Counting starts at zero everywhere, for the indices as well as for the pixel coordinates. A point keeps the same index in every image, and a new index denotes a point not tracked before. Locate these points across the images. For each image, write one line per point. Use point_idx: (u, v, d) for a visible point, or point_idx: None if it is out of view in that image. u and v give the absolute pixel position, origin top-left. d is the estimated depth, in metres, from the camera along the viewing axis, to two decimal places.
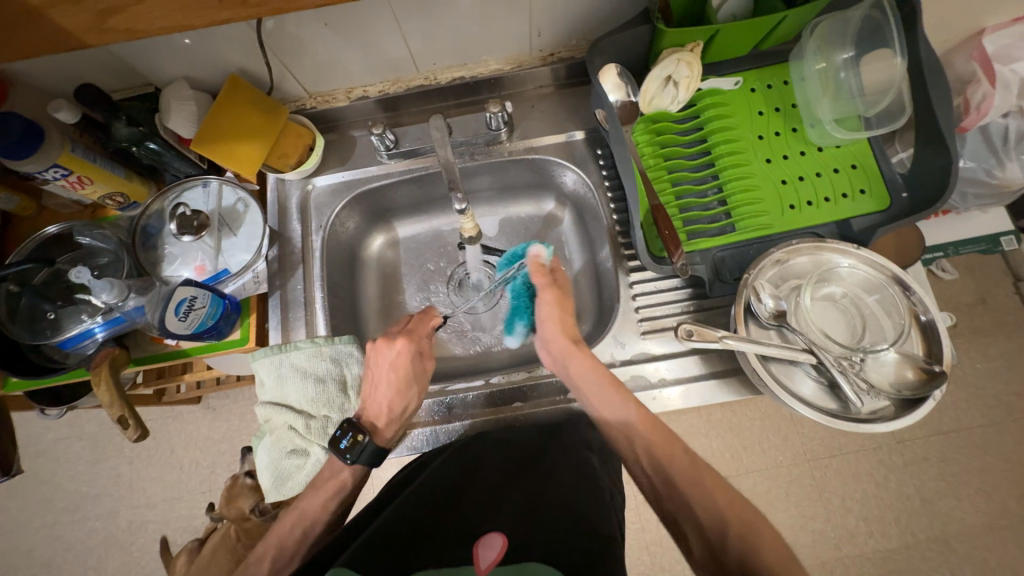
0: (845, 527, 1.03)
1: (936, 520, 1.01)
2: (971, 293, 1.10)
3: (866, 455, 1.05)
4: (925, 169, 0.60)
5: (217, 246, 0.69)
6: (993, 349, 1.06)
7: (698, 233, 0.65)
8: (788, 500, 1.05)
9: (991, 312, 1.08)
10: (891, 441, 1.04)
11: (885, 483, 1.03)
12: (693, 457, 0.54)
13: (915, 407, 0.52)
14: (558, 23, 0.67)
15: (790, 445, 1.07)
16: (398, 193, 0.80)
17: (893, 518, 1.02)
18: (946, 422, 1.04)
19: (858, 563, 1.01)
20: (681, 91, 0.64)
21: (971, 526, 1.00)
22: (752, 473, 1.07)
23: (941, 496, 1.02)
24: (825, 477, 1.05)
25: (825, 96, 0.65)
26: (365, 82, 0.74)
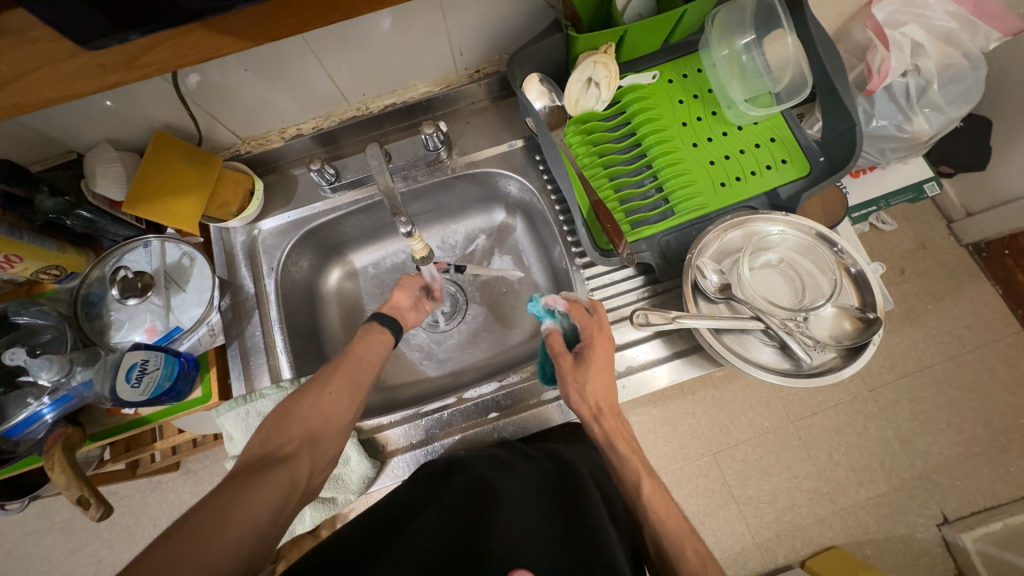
0: (836, 480, 1.07)
1: (916, 458, 1.06)
2: (912, 240, 1.17)
3: (843, 407, 1.10)
4: (835, 133, 0.65)
5: (166, 305, 0.68)
6: (939, 289, 1.13)
7: (640, 221, 0.68)
8: (779, 464, 1.09)
9: (931, 255, 1.15)
10: (864, 390, 1.10)
11: (864, 432, 1.08)
12: (704, 556, 0.51)
13: (858, 355, 0.55)
14: (478, 40, 0.69)
15: (772, 410, 1.11)
16: (348, 225, 0.80)
17: (878, 463, 1.06)
18: (909, 363, 1.10)
19: (853, 513, 1.05)
20: (603, 90, 0.66)
21: (949, 458, 1.05)
22: (741, 443, 1.11)
23: (917, 434, 1.07)
24: (810, 435, 1.09)
25: (734, 79, 0.69)
26: (298, 120, 0.74)
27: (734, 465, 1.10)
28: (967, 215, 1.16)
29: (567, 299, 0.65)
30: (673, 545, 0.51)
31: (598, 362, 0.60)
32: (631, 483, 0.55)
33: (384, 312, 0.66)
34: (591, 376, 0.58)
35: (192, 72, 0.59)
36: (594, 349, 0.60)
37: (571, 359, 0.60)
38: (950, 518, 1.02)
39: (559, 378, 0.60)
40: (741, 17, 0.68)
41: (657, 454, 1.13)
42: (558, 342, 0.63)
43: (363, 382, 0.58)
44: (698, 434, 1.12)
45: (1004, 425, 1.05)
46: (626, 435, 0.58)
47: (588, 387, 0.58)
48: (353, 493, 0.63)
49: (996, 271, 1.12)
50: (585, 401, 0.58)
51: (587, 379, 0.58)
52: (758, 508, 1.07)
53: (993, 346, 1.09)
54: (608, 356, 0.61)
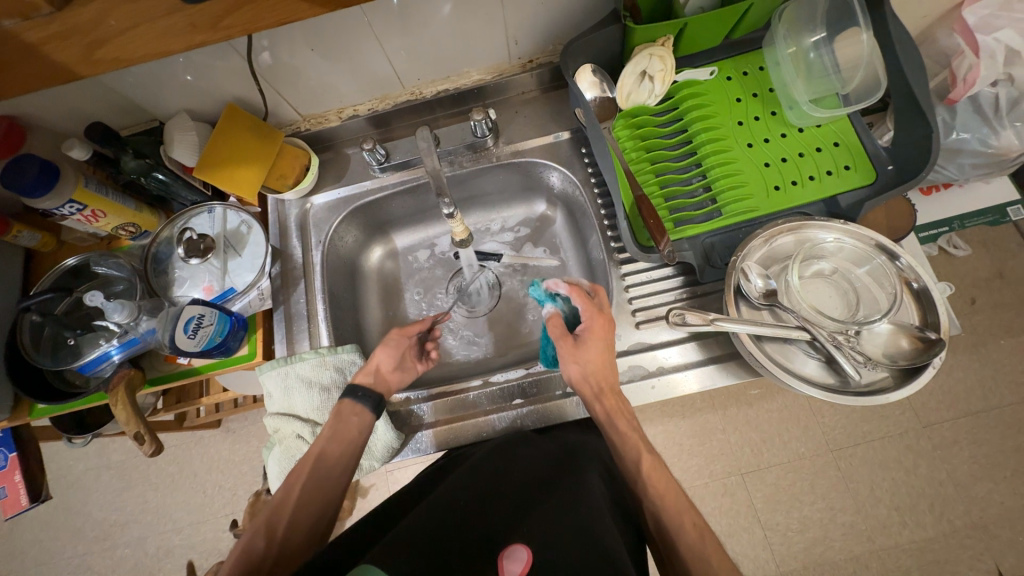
0: (876, 518, 0.99)
1: (972, 505, 0.97)
2: (988, 268, 1.07)
3: (891, 441, 1.02)
4: (908, 140, 0.61)
5: (224, 267, 0.73)
6: (1017, 324, 1.03)
7: (685, 220, 0.66)
8: (813, 493, 1.03)
9: (1010, 286, 1.05)
10: (917, 425, 1.02)
11: (913, 470, 1.00)
12: (702, 528, 0.51)
13: (914, 377, 0.51)
14: (534, 29, 0.69)
15: (811, 435, 1.05)
16: (393, 205, 0.83)
17: (927, 506, 0.98)
18: (972, 402, 1.01)
19: (893, 555, 0.97)
20: (657, 84, 0.65)
21: (1011, 509, 0.95)
22: (773, 467, 1.05)
23: (976, 480, 0.98)
24: (850, 467, 1.03)
25: (799, 78, 0.66)
26: (355, 101, 0.78)
27: (764, 488, 1.05)
28: None
29: (568, 283, 0.67)
30: (675, 529, 0.50)
31: (594, 344, 0.61)
32: (631, 458, 0.56)
33: (361, 384, 0.63)
34: (590, 357, 0.61)
35: (265, 49, 0.63)
36: (592, 330, 0.61)
37: (570, 340, 0.62)
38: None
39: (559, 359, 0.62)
40: (811, 14, 0.65)
41: (681, 467, 1.09)
42: (557, 325, 0.65)
43: (327, 480, 0.58)
44: (728, 451, 1.08)
45: None
46: (628, 414, 0.59)
47: (587, 366, 0.60)
48: (376, 461, 0.65)
49: None
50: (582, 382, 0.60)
51: (581, 360, 0.61)
52: (786, 535, 1.02)
53: None
54: (604, 338, 0.62)
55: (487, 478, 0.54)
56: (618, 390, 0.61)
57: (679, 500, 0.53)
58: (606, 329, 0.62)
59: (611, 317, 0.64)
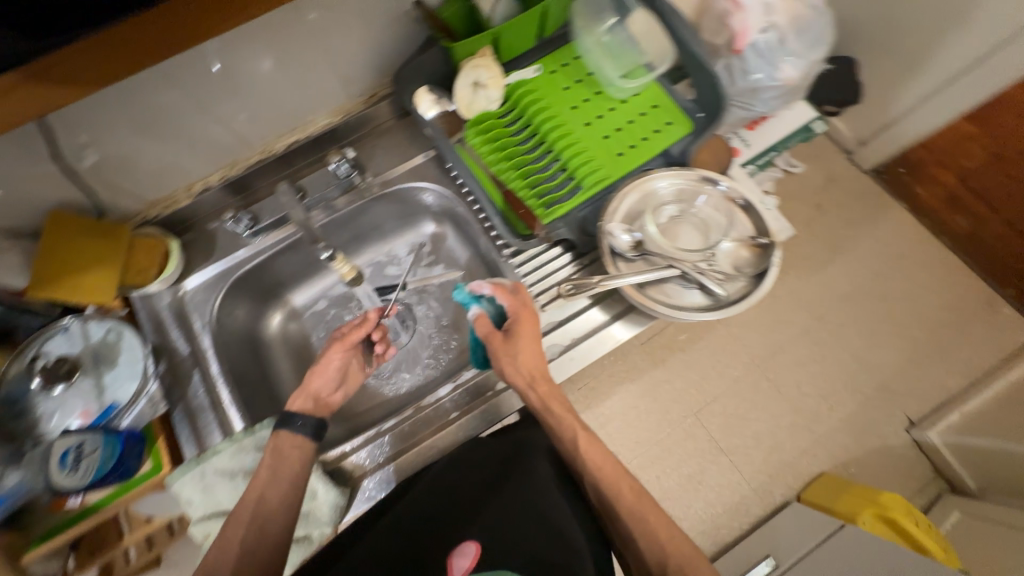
0: (809, 410, 1.13)
1: (872, 372, 1.14)
2: (819, 176, 1.29)
3: (798, 340, 1.17)
4: (704, 90, 0.72)
5: (99, 385, 0.66)
6: (855, 214, 1.25)
7: (554, 202, 0.71)
8: (756, 408, 1.14)
9: (841, 185, 1.28)
10: (813, 320, 1.18)
11: (823, 359, 1.16)
12: (639, 491, 0.57)
13: (763, 279, 0.61)
14: (362, 64, 0.71)
15: (737, 358, 1.17)
16: (278, 266, 0.80)
17: (841, 385, 1.14)
18: (845, 288, 1.20)
19: (832, 437, 1.11)
20: (491, 90, 0.71)
21: (900, 364, 1.15)
22: (718, 398, 1.15)
23: (869, 349, 1.16)
24: (777, 374, 1.16)
25: (607, 59, 0.76)
26: (203, 173, 0.74)
27: (716, 418, 1.14)
28: (861, 144, 1.27)
29: (491, 282, 0.68)
30: (614, 496, 0.56)
31: (524, 337, 0.63)
32: (569, 437, 0.60)
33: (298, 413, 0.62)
34: (522, 350, 0.63)
35: (90, 150, 0.62)
36: (521, 324, 0.64)
37: (500, 335, 0.65)
38: (915, 420, 1.11)
39: (493, 354, 0.64)
40: (600, 5, 0.75)
41: (643, 429, 1.13)
42: (484, 325, 0.66)
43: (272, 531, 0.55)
44: (677, 398, 1.15)
45: (937, 323, 1.17)
46: (560, 399, 0.62)
47: (519, 358, 0.63)
48: (327, 527, 0.62)
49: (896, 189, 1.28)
50: (518, 372, 0.63)
51: (515, 353, 0.63)
52: (748, 455, 1.11)
53: (914, 256, 1.22)
54: (533, 331, 0.64)
55: (441, 495, 0.57)
56: (550, 377, 0.64)
57: (616, 467, 0.59)
58: (533, 324, 0.65)
59: (535, 310, 0.68)
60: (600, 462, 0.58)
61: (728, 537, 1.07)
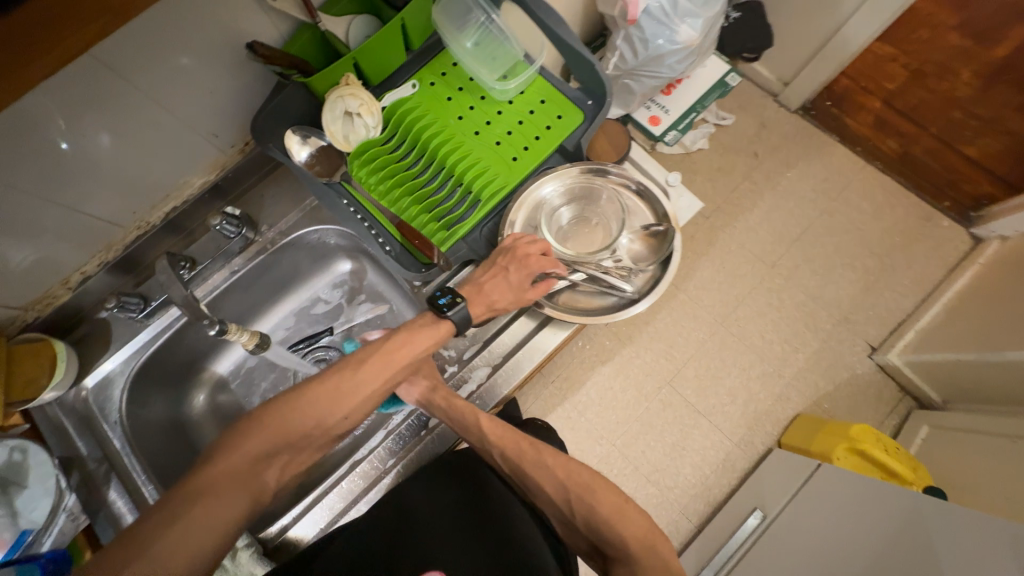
0: (776, 355, 1.15)
1: (831, 307, 1.17)
2: (754, 123, 1.30)
3: (756, 291, 1.19)
4: (588, 77, 0.69)
5: (10, 511, 0.61)
6: (794, 155, 1.27)
7: (454, 223, 0.69)
8: (726, 363, 1.15)
9: (775, 130, 1.29)
10: (766, 268, 1.20)
11: (782, 304, 1.18)
12: (537, 443, 0.58)
13: (668, 264, 0.60)
14: (220, 116, 0.66)
15: (700, 320, 1.18)
16: (191, 340, 0.76)
17: (804, 327, 1.16)
18: (792, 231, 1.22)
19: (802, 378, 1.13)
20: (367, 117, 0.66)
21: (855, 294, 1.17)
22: (689, 362, 1.15)
23: (824, 286, 1.18)
24: (741, 327, 1.17)
25: (484, 61, 0.71)
26: (78, 262, 0.68)
27: (689, 381, 1.14)
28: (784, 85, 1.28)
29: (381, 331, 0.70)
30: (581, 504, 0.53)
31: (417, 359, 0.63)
32: (471, 419, 0.59)
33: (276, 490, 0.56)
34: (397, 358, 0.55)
35: None
36: None
37: None
38: (876, 345, 1.14)
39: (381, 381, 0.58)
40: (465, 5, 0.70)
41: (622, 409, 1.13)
42: None
43: None
44: (649, 369, 1.15)
45: (884, 249, 1.19)
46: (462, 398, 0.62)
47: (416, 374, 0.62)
48: None
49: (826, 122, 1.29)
50: (405, 383, 0.58)
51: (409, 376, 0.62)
52: (725, 412, 1.12)
53: (853, 187, 1.25)
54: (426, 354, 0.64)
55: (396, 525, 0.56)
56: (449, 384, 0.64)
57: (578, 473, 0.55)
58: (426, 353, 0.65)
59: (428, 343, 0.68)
60: (558, 469, 0.55)
61: (722, 494, 1.07)
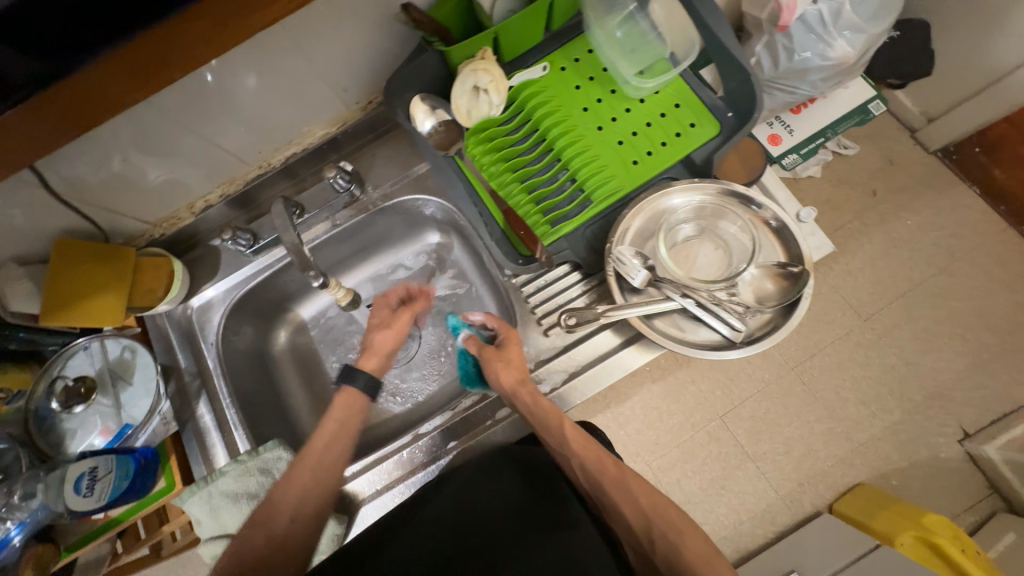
0: (850, 418, 0.94)
1: (925, 377, 0.95)
2: (879, 157, 1.07)
3: (843, 341, 0.97)
4: (736, 86, 0.63)
5: (116, 403, 0.68)
6: (925, 202, 1.04)
7: (559, 218, 0.66)
8: (788, 413, 0.95)
9: (904, 169, 1.06)
10: (858, 321, 0.98)
11: (867, 363, 0.96)
12: (620, 462, 0.55)
13: (792, 312, 0.54)
14: (355, 72, 0.67)
15: (773, 360, 0.97)
16: (284, 281, 0.79)
17: (888, 392, 0.95)
18: (900, 284, 0.99)
19: (874, 447, 0.93)
20: (493, 95, 0.64)
21: (960, 371, 0.95)
22: (746, 401, 0.96)
23: (923, 353, 0.96)
24: (813, 378, 0.96)
25: (623, 54, 0.67)
26: (203, 190, 0.73)
27: (742, 423, 0.95)
28: (929, 121, 1.06)
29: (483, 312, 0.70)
30: (663, 534, 0.50)
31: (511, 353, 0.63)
32: (554, 425, 0.57)
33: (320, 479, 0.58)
34: (513, 355, 0.63)
35: (85, 169, 0.60)
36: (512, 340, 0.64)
37: (491, 347, 0.64)
38: (971, 432, 0.92)
39: (484, 363, 0.63)
40: None
41: (660, 431, 0.95)
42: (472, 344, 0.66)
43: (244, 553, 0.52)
44: (703, 399, 0.96)
45: (1010, 325, 0.96)
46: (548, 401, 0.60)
47: (511, 364, 0.62)
48: (325, 553, 0.62)
49: (968, 172, 1.05)
50: (507, 373, 0.61)
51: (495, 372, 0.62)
52: (776, 462, 0.93)
53: (985, 249, 1.00)
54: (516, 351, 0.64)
55: (452, 517, 0.53)
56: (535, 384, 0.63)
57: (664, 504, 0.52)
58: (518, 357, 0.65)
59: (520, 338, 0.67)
60: (637, 492, 0.53)
61: (753, 545, 0.91)
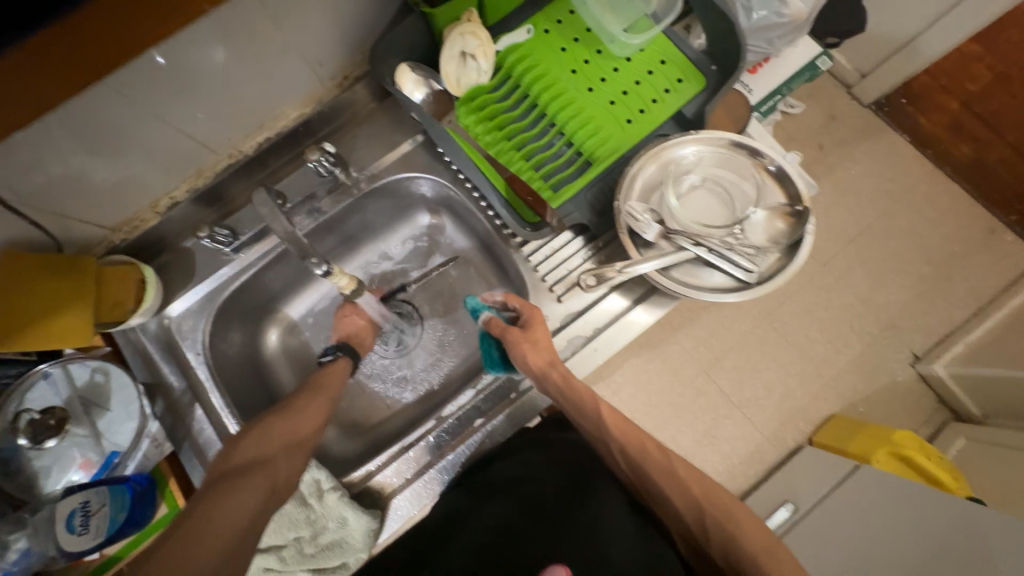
0: (818, 356, 0.98)
1: (878, 312, 0.99)
2: (821, 115, 1.11)
3: (805, 287, 1.01)
4: (719, 36, 0.64)
5: (94, 432, 0.61)
6: (865, 150, 1.09)
7: (560, 182, 0.65)
8: (766, 359, 0.97)
9: (843, 123, 1.10)
10: (818, 266, 1.01)
11: (829, 305, 1.00)
12: (663, 446, 0.55)
13: (798, 249, 0.57)
14: (329, 44, 0.62)
15: (745, 311, 0.99)
16: (268, 279, 0.73)
17: (847, 329, 0.99)
18: (849, 230, 1.03)
19: (842, 380, 0.97)
20: (481, 60, 0.62)
21: (907, 302, 1.00)
22: (728, 353, 0.97)
23: (875, 290, 1.00)
24: (785, 324, 0.99)
25: (608, 11, 0.66)
26: (167, 187, 0.66)
27: (727, 374, 0.97)
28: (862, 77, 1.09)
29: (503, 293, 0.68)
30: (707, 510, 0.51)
31: (538, 334, 0.61)
32: (591, 409, 0.57)
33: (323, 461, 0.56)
34: (540, 337, 0.61)
35: (25, 172, 0.52)
36: (536, 320, 0.62)
37: (517, 328, 0.62)
38: (920, 354, 0.97)
39: (509, 345, 0.60)
40: None
41: (647, 393, 0.96)
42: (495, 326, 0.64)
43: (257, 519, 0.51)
44: (687, 357, 0.97)
45: (943, 256, 1.02)
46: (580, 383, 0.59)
47: (537, 344, 0.60)
48: (362, 551, 0.60)
49: (899, 125, 1.10)
50: (536, 355, 0.59)
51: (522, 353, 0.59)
52: (760, 406, 0.95)
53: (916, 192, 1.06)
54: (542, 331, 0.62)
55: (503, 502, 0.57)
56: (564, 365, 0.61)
57: (706, 484, 0.53)
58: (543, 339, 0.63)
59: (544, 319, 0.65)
60: (678, 469, 0.54)
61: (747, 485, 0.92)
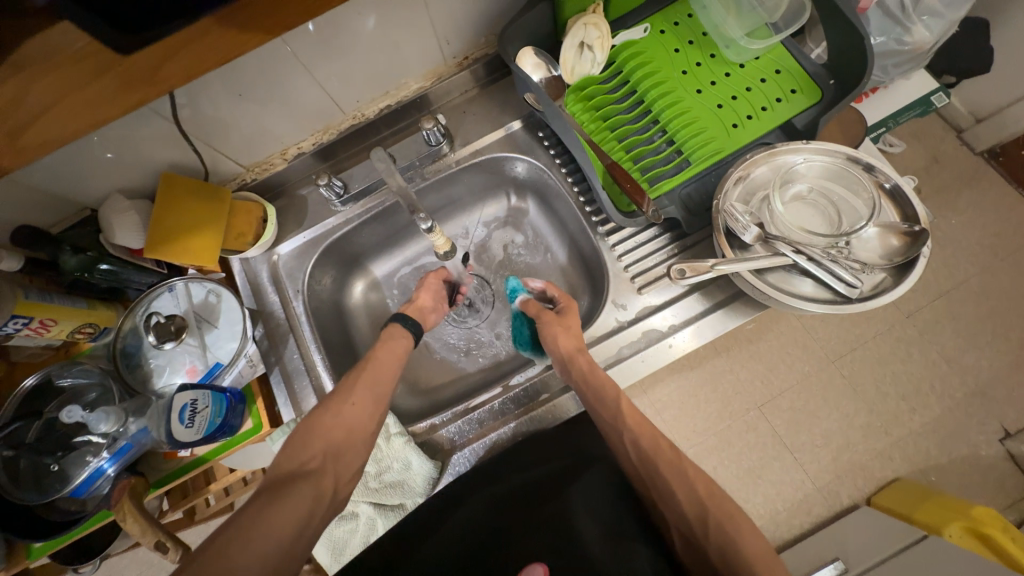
0: (887, 411, 0.88)
1: (967, 374, 0.89)
2: (922, 156, 1.03)
3: (883, 335, 0.92)
4: (840, 51, 0.63)
5: (202, 343, 0.67)
6: (976, 197, 0.98)
7: (657, 177, 0.66)
8: (827, 404, 0.90)
9: (947, 169, 1.02)
10: (900, 316, 0.92)
11: (909, 359, 0.90)
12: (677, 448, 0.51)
13: (909, 271, 0.54)
14: (460, 26, 0.67)
15: (810, 351, 0.92)
16: (364, 235, 0.79)
17: (928, 388, 0.89)
18: (942, 281, 0.93)
19: (913, 443, 0.87)
20: (598, 52, 0.66)
21: (1003, 371, 0.89)
22: (786, 391, 0.91)
23: (963, 349, 0.90)
24: (854, 371, 0.91)
25: (729, 16, 0.67)
26: (297, 138, 0.73)
27: (781, 414, 0.90)
28: (976, 122, 1.03)
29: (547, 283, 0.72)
30: (708, 515, 0.45)
31: (569, 322, 0.63)
32: (609, 397, 0.55)
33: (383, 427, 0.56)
34: (572, 325, 0.63)
35: (186, 105, 0.58)
36: (570, 309, 0.65)
37: (551, 313, 0.65)
38: (1012, 431, 0.86)
39: (542, 325, 0.64)
40: None
41: (691, 421, 0.91)
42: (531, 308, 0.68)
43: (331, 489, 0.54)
44: (740, 389, 0.92)
45: None
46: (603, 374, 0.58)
47: (567, 329, 0.62)
48: (419, 496, 0.63)
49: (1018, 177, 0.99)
50: (565, 339, 0.61)
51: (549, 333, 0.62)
52: (814, 452, 0.88)
53: None
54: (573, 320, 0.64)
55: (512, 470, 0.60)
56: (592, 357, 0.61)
57: (726, 501, 0.46)
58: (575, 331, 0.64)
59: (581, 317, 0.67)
60: (687, 469, 0.49)
61: (788, 534, 0.87)
